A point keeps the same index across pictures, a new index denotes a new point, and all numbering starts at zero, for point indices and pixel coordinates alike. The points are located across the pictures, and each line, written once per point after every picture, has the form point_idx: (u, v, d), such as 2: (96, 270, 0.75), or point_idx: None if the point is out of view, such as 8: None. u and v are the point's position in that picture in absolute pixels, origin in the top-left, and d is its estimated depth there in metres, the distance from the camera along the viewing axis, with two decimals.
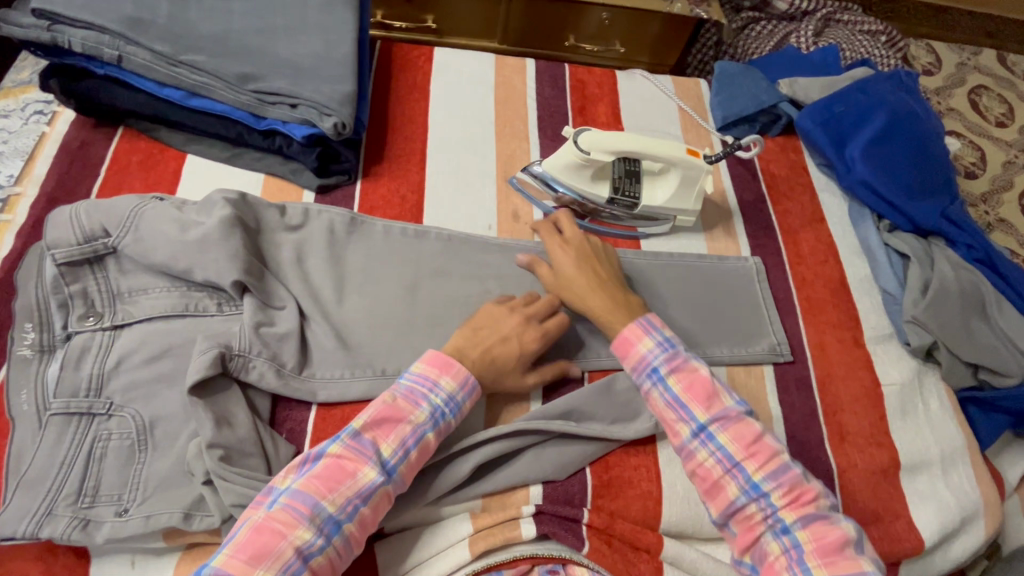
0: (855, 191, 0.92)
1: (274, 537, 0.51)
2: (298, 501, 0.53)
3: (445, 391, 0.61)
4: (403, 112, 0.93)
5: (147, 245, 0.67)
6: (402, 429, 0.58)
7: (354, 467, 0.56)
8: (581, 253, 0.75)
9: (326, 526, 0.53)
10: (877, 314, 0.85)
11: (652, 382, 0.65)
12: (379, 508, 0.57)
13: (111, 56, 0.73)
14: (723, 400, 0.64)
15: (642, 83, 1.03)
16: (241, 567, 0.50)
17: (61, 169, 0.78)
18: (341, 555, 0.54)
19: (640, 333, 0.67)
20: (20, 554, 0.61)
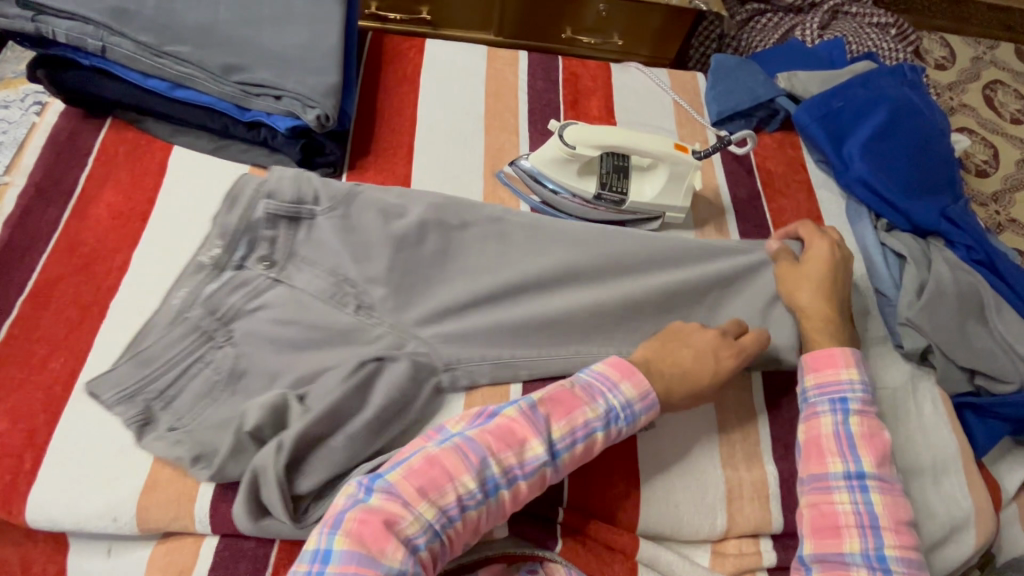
0: (852, 189, 0.89)
1: (443, 474, 0.52)
2: (470, 449, 0.54)
3: (625, 396, 0.60)
4: (392, 105, 0.92)
5: (334, 231, 0.71)
6: (575, 417, 0.58)
7: (526, 436, 0.55)
8: (831, 271, 0.74)
9: (488, 485, 0.53)
10: (872, 315, 0.83)
11: (833, 408, 0.65)
12: (535, 486, 0.56)
13: (95, 47, 0.74)
14: (892, 471, 0.63)
15: (637, 76, 1.01)
16: (414, 494, 0.51)
17: (49, 159, 0.79)
18: (488, 519, 0.55)
19: (638, 386, 0.61)
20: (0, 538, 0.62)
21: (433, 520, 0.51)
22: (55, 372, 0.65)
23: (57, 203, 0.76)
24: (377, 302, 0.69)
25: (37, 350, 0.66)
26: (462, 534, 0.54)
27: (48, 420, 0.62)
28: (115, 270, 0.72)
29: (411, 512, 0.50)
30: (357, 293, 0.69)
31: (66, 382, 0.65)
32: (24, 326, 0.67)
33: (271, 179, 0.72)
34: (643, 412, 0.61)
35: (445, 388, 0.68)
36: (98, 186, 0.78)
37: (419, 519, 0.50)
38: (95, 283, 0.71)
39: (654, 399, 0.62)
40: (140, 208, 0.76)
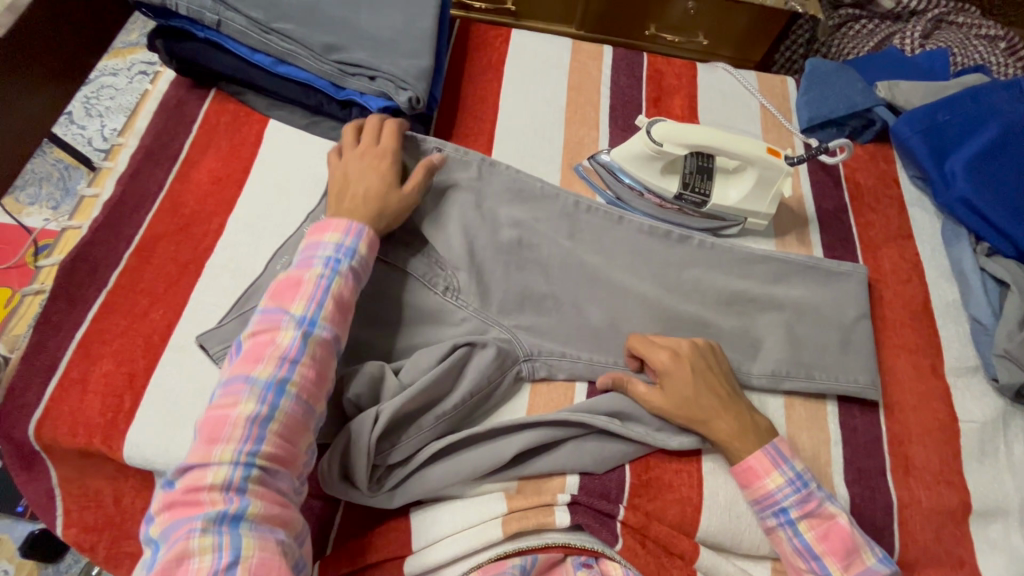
0: (951, 209, 0.84)
1: (223, 419, 0.53)
2: (233, 383, 0.56)
3: (334, 241, 0.64)
4: (475, 92, 0.93)
5: (432, 217, 0.75)
6: (304, 289, 0.61)
7: (272, 334, 0.58)
8: (699, 375, 0.66)
9: (268, 391, 0.55)
10: (962, 343, 0.79)
11: (780, 522, 0.62)
12: (322, 365, 0.59)
13: (211, 21, 0.77)
14: (864, 556, 0.61)
15: (724, 77, 0.99)
16: (201, 456, 0.52)
17: (159, 124, 0.84)
18: (301, 418, 0.56)
19: (340, 228, 0.65)
20: (95, 471, 0.67)
21: (234, 456, 0.52)
22: (155, 322, 0.70)
23: (164, 166, 0.81)
24: (463, 286, 0.73)
25: (139, 301, 0.71)
26: (282, 452, 0.54)
27: (146, 366, 0.67)
28: (211, 233, 0.76)
29: (207, 474, 0.51)
30: (446, 275, 0.73)
31: (163, 333, 0.69)
32: (130, 278, 0.72)
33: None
34: (360, 244, 0.65)
35: (522, 377, 0.71)
36: (201, 153, 0.82)
37: (222, 462, 0.51)
38: (194, 243, 0.75)
39: (362, 225, 0.67)
40: (237, 176, 0.81)
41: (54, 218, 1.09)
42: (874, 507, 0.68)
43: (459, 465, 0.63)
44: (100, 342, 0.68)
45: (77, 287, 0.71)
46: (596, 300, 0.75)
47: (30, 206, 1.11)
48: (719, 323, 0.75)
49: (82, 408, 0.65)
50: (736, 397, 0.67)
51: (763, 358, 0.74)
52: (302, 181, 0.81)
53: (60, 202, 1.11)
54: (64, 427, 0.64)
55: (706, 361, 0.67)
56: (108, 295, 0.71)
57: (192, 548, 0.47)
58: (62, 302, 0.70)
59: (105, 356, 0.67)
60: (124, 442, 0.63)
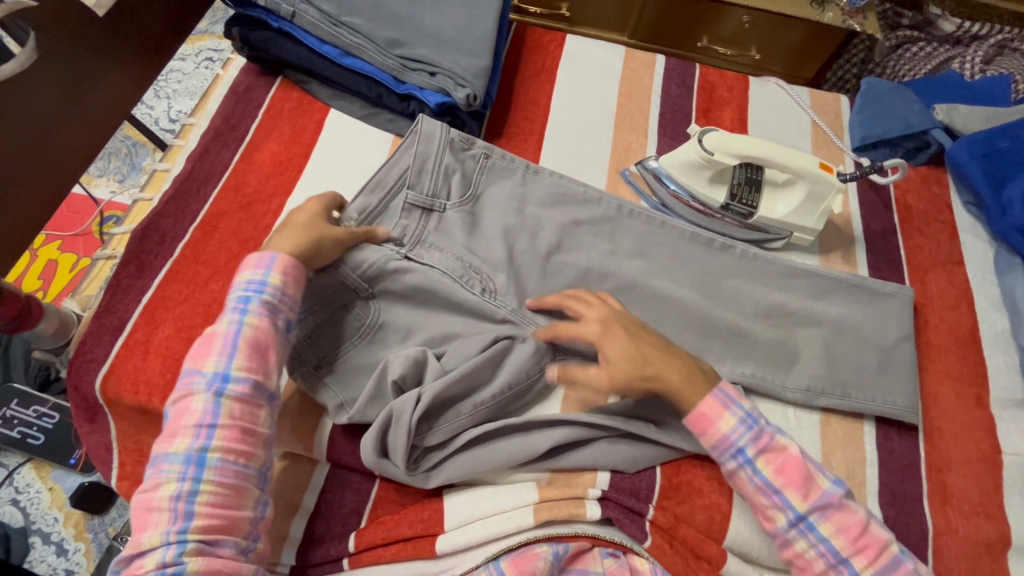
0: (1005, 237, 0.83)
1: (148, 504, 0.54)
2: (158, 461, 0.56)
3: (246, 283, 0.63)
4: (528, 93, 0.96)
5: (475, 215, 0.78)
6: (215, 345, 0.60)
7: (187, 400, 0.58)
8: (632, 333, 0.65)
9: (189, 461, 0.55)
10: (1010, 374, 0.77)
11: (739, 464, 0.61)
12: (241, 418, 0.58)
13: (286, 12, 0.82)
14: (819, 483, 0.60)
15: (776, 91, 0.99)
16: (135, 544, 0.54)
17: (227, 107, 0.88)
18: (234, 481, 0.56)
19: (249, 265, 0.64)
20: (150, 429, 0.71)
21: (165, 536, 0.53)
22: (214, 293, 0.73)
23: (230, 146, 0.85)
24: (501, 288, 0.73)
25: (201, 272, 0.75)
26: (221, 520, 0.55)
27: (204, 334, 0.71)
28: (270, 213, 0.80)
29: (143, 561, 0.52)
30: (482, 278, 0.73)
31: (221, 303, 0.73)
32: (194, 250, 0.76)
33: (428, 159, 0.77)
34: (272, 274, 0.64)
35: None
36: (265, 136, 0.86)
37: (155, 544, 0.53)
38: (254, 222, 0.79)
39: (275, 252, 0.65)
40: (297, 160, 0.85)
41: (121, 191, 1.16)
42: (908, 532, 0.67)
43: (497, 452, 0.65)
44: (163, 309, 0.72)
45: (146, 255, 0.75)
46: (635, 303, 0.76)
47: (99, 178, 1.18)
48: (758, 334, 0.75)
49: (144, 368, 0.69)
50: (675, 349, 0.66)
51: (800, 373, 0.74)
52: (358, 169, 0.85)
53: (126, 175, 1.18)
54: (127, 384, 0.68)
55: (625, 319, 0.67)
56: (173, 264, 0.75)
57: None
58: (132, 267, 0.74)
59: (167, 321, 0.71)
60: None
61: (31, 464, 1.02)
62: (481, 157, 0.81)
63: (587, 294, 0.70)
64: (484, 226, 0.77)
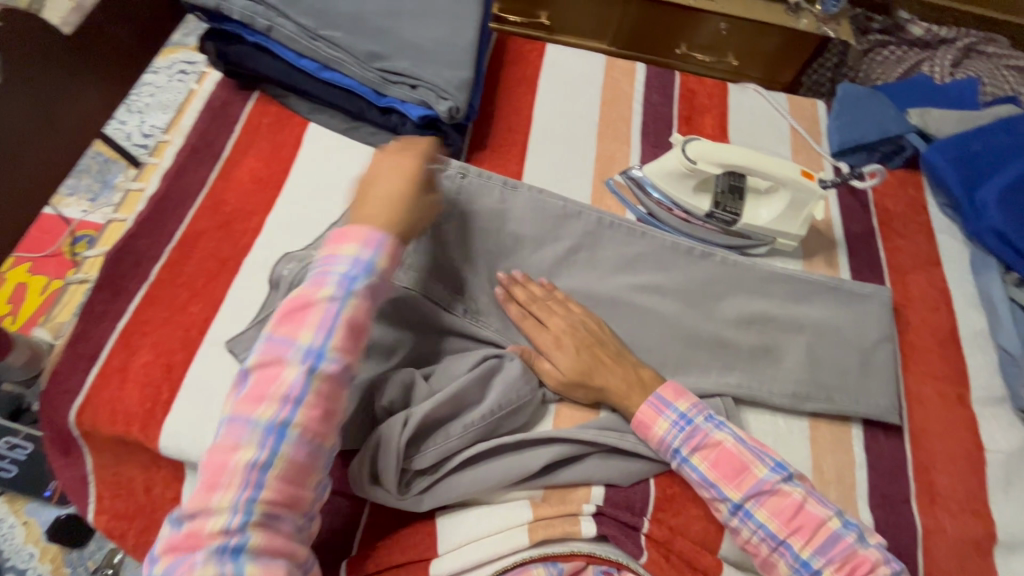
0: (981, 238, 0.85)
1: (220, 466, 0.48)
2: (235, 425, 0.49)
3: (346, 257, 0.55)
4: (510, 103, 0.95)
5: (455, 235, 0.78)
6: (314, 314, 0.52)
7: (278, 368, 0.51)
8: (587, 334, 0.71)
9: (268, 434, 0.49)
10: (989, 372, 0.79)
11: (678, 462, 0.64)
12: (326, 397, 0.52)
13: (262, 26, 0.80)
14: (756, 472, 0.61)
15: (755, 98, 1.00)
16: (201, 499, 0.47)
17: (203, 123, 0.86)
18: (308, 459, 0.50)
19: (359, 237, 0.56)
20: (129, 460, 0.68)
21: (232, 506, 0.47)
22: (194, 316, 0.71)
23: (207, 164, 0.83)
24: (483, 309, 0.75)
25: (179, 294, 0.73)
26: (288, 496, 0.49)
27: (184, 359, 0.69)
28: (250, 232, 0.78)
29: (207, 522, 0.46)
30: (463, 300, 0.75)
31: (201, 327, 0.71)
32: (171, 272, 0.74)
33: None
34: (379, 258, 0.56)
35: (546, 400, 0.71)
36: (243, 152, 0.84)
37: (219, 512, 0.47)
38: (233, 241, 0.77)
39: (384, 236, 0.57)
40: (277, 176, 0.83)
41: (93, 210, 1.12)
42: (899, 533, 0.68)
43: (491, 471, 0.64)
44: (140, 334, 0.69)
45: (120, 278, 0.73)
46: (624, 314, 0.76)
47: (69, 197, 1.14)
48: (745, 341, 0.76)
49: (122, 396, 0.66)
50: (623, 351, 0.72)
51: (787, 377, 0.74)
52: (340, 184, 0.83)
53: (97, 194, 1.14)
54: (104, 414, 0.65)
55: (584, 325, 0.72)
56: (150, 287, 0.73)
57: None
58: (106, 292, 0.72)
59: (145, 347, 0.69)
60: (161, 433, 0.65)
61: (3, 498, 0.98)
62: (457, 177, 0.81)
63: (555, 302, 0.74)
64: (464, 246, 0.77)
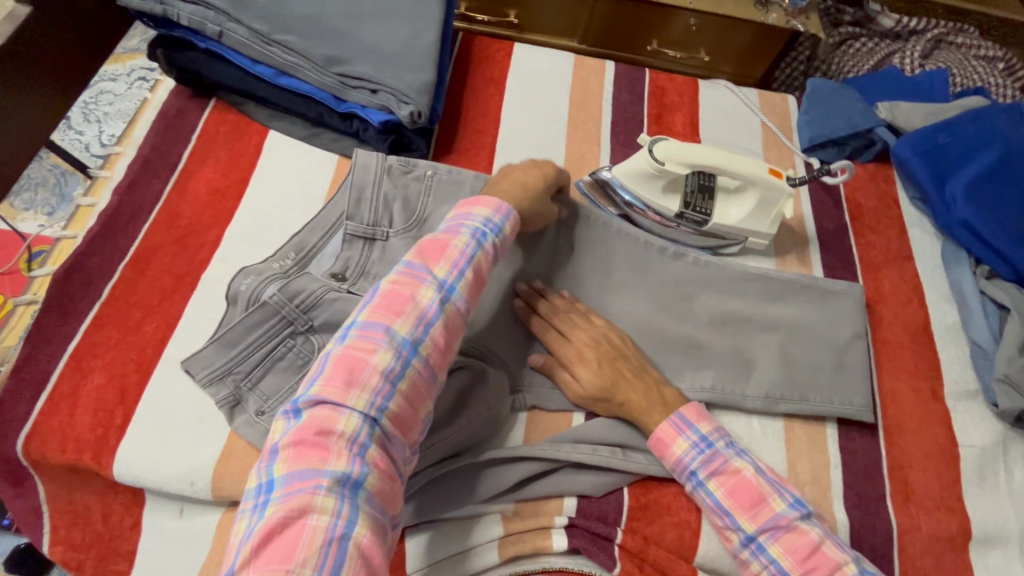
0: (951, 231, 0.84)
1: (361, 364, 0.52)
2: (371, 330, 0.54)
3: (480, 218, 0.63)
4: (477, 105, 0.93)
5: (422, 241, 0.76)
6: (451, 255, 0.60)
7: (412, 290, 0.56)
8: (611, 349, 0.68)
9: (402, 350, 0.53)
10: (962, 366, 0.79)
11: (693, 485, 0.62)
12: (449, 331, 0.57)
13: (212, 32, 0.77)
14: (773, 505, 0.60)
15: (726, 94, 0.99)
16: (336, 394, 0.50)
17: (158, 133, 0.83)
18: (426, 385, 0.55)
19: (489, 205, 0.65)
20: (84, 488, 0.66)
21: (368, 406, 0.50)
22: (148, 336, 0.68)
23: (162, 175, 0.80)
24: None
25: (132, 314, 0.70)
26: (407, 415, 0.53)
27: (138, 382, 0.66)
28: (207, 245, 0.75)
29: (339, 419, 0.49)
30: None
31: (156, 346, 0.68)
32: (124, 290, 0.71)
33: (365, 188, 0.76)
34: (505, 224, 0.65)
35: (517, 408, 0.69)
36: (199, 163, 0.81)
37: (355, 410, 0.50)
38: (190, 255, 0.74)
39: (509, 208, 0.66)
40: (235, 187, 0.80)
41: (49, 224, 1.08)
42: (874, 533, 0.67)
43: (461, 486, 0.63)
44: (92, 356, 0.67)
45: (70, 299, 0.70)
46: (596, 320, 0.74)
47: (25, 212, 1.10)
48: (717, 343, 0.75)
49: (72, 423, 0.63)
50: (646, 367, 0.69)
51: (759, 379, 0.73)
52: (301, 193, 0.81)
53: (54, 208, 1.11)
54: (53, 442, 0.63)
55: (608, 338, 0.69)
56: (102, 307, 0.70)
57: (315, 505, 0.45)
58: (55, 314, 0.69)
59: (97, 369, 0.66)
60: (114, 460, 0.62)
61: None
62: (424, 179, 0.79)
63: (576, 314, 0.72)
64: None
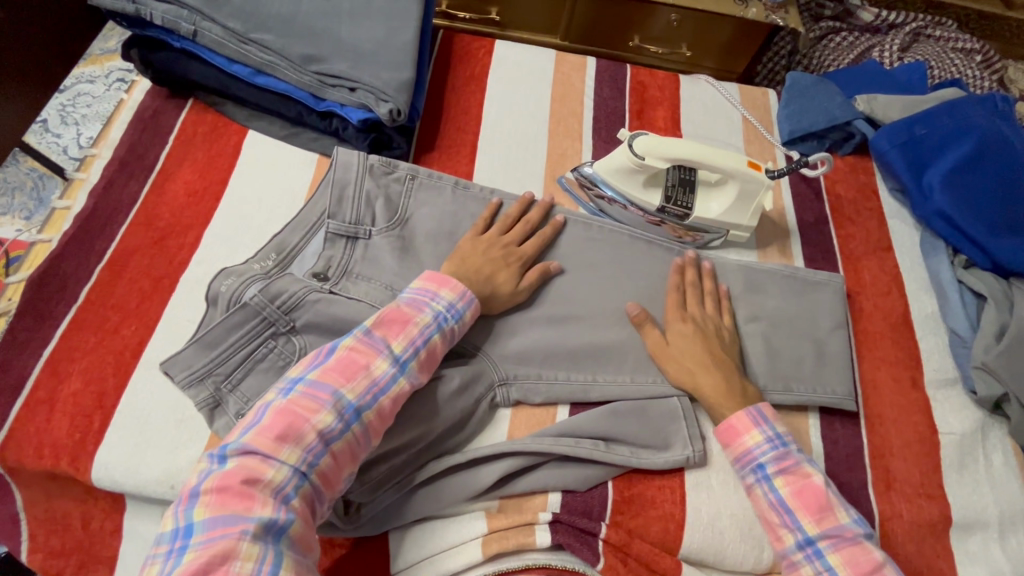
0: (929, 221, 0.85)
1: (299, 422, 0.54)
2: (319, 392, 0.56)
3: (445, 299, 0.65)
4: (458, 102, 0.93)
5: (403, 240, 0.75)
6: (410, 330, 0.61)
7: (366, 359, 0.58)
8: (708, 337, 0.71)
9: (343, 417, 0.55)
10: (941, 355, 0.80)
11: (758, 478, 0.63)
12: (394, 406, 0.59)
13: (187, 31, 0.76)
14: (838, 515, 0.60)
15: (707, 89, 0.99)
16: (268, 446, 0.52)
17: (134, 135, 0.82)
18: (359, 453, 0.57)
19: (457, 289, 0.66)
20: (62, 495, 0.65)
21: (299, 462, 0.52)
22: (126, 339, 0.68)
23: (139, 177, 0.79)
24: None
25: (110, 317, 0.69)
26: (332, 478, 0.55)
27: (116, 385, 0.65)
28: (186, 247, 0.75)
29: (267, 470, 0.51)
30: None
31: (135, 350, 0.67)
32: (101, 293, 0.70)
33: (347, 187, 0.75)
34: (468, 309, 0.66)
35: (498, 404, 0.69)
36: (177, 164, 0.81)
37: (285, 463, 0.52)
38: (167, 257, 0.74)
39: (473, 295, 0.67)
40: (214, 188, 0.79)
41: (27, 229, 1.07)
42: None
43: (443, 486, 0.63)
44: (68, 361, 0.66)
45: (46, 304, 0.69)
46: (580, 313, 0.74)
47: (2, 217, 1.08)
48: None
49: (49, 428, 0.63)
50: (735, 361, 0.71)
51: (742, 371, 0.74)
52: (281, 193, 0.80)
53: (32, 212, 1.09)
54: (29, 449, 0.62)
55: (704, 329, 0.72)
56: (78, 311, 0.69)
57: (238, 551, 0.47)
58: (30, 318, 0.68)
59: (74, 374, 0.65)
60: (91, 465, 0.61)
61: None
62: (407, 178, 0.79)
63: (709, 296, 0.76)
64: (414, 250, 0.75)
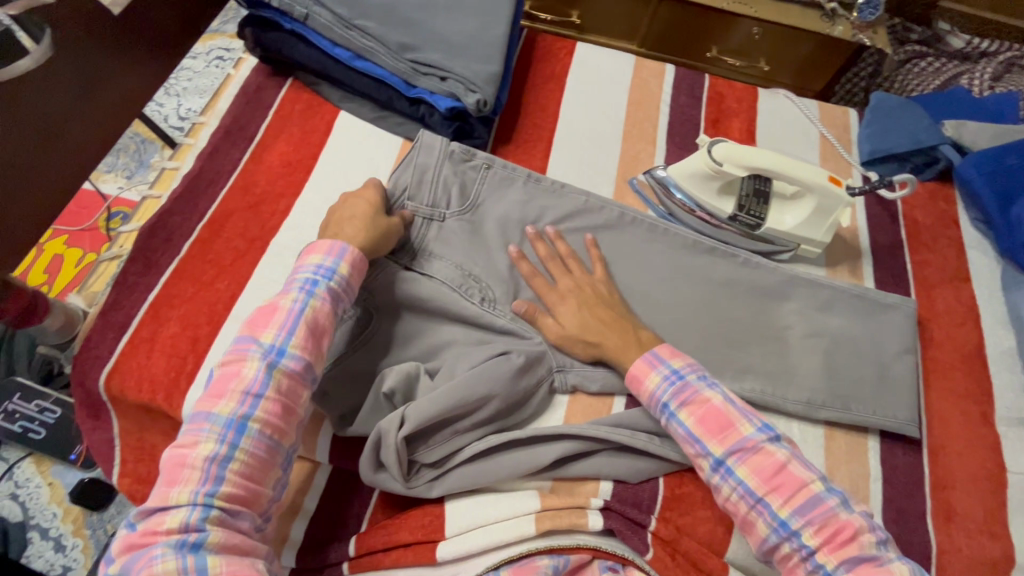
0: (1014, 255, 0.83)
1: (182, 460, 0.54)
2: (200, 421, 0.56)
3: (315, 265, 0.65)
4: (537, 100, 0.96)
5: (476, 225, 0.78)
6: (277, 317, 0.61)
7: (239, 366, 0.58)
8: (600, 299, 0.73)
9: (227, 430, 0.55)
10: (1016, 392, 0.77)
11: (665, 417, 0.63)
12: (284, 395, 0.59)
13: (299, 14, 0.82)
14: (740, 429, 0.60)
15: (785, 103, 0.99)
16: (161, 498, 0.53)
17: (238, 107, 0.89)
18: (265, 455, 0.57)
19: (323, 249, 0.66)
20: (153, 428, 0.71)
21: (192, 497, 0.52)
22: (220, 292, 0.73)
23: (240, 146, 0.85)
24: (499, 298, 0.74)
25: (206, 271, 0.75)
26: (246, 492, 0.55)
27: (209, 333, 0.70)
28: (278, 213, 0.80)
29: (165, 519, 0.51)
30: (481, 286, 0.74)
31: (226, 303, 0.73)
32: (200, 248, 0.76)
33: (428, 169, 0.79)
34: (341, 264, 0.65)
35: (557, 390, 0.71)
36: (274, 137, 0.87)
37: (180, 504, 0.52)
38: (261, 222, 0.79)
39: (346, 245, 0.67)
40: (306, 161, 0.85)
41: (128, 187, 1.17)
42: (911, 549, 0.67)
43: (501, 463, 0.65)
44: (169, 306, 0.72)
45: (154, 253, 0.76)
46: (643, 311, 0.76)
47: (107, 174, 1.19)
48: (761, 347, 0.75)
49: (148, 365, 0.69)
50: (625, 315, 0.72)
51: (802, 385, 0.73)
52: (367, 171, 0.85)
53: (133, 172, 1.19)
54: (131, 381, 0.68)
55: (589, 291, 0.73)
56: (180, 262, 0.75)
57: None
58: (140, 264, 0.75)
59: (173, 319, 0.71)
60: (184, 402, 0.66)
61: (32, 459, 1.05)
62: (483, 167, 0.81)
63: (582, 262, 0.77)
64: (483, 234, 0.78)
